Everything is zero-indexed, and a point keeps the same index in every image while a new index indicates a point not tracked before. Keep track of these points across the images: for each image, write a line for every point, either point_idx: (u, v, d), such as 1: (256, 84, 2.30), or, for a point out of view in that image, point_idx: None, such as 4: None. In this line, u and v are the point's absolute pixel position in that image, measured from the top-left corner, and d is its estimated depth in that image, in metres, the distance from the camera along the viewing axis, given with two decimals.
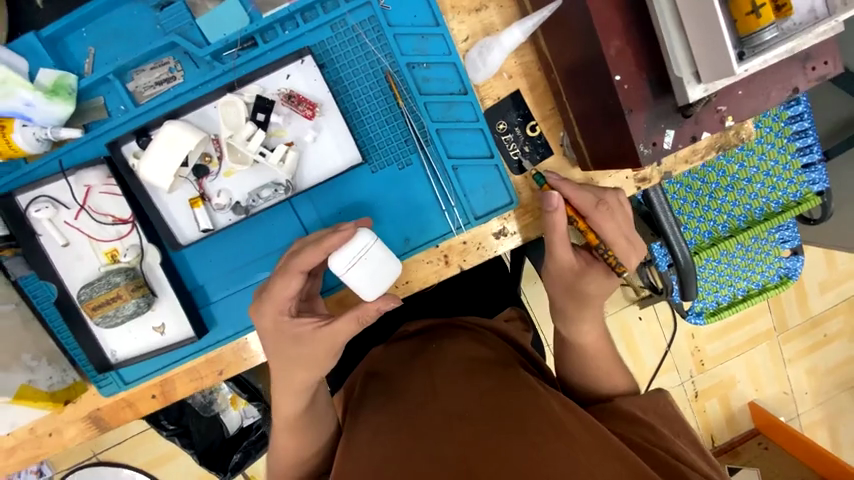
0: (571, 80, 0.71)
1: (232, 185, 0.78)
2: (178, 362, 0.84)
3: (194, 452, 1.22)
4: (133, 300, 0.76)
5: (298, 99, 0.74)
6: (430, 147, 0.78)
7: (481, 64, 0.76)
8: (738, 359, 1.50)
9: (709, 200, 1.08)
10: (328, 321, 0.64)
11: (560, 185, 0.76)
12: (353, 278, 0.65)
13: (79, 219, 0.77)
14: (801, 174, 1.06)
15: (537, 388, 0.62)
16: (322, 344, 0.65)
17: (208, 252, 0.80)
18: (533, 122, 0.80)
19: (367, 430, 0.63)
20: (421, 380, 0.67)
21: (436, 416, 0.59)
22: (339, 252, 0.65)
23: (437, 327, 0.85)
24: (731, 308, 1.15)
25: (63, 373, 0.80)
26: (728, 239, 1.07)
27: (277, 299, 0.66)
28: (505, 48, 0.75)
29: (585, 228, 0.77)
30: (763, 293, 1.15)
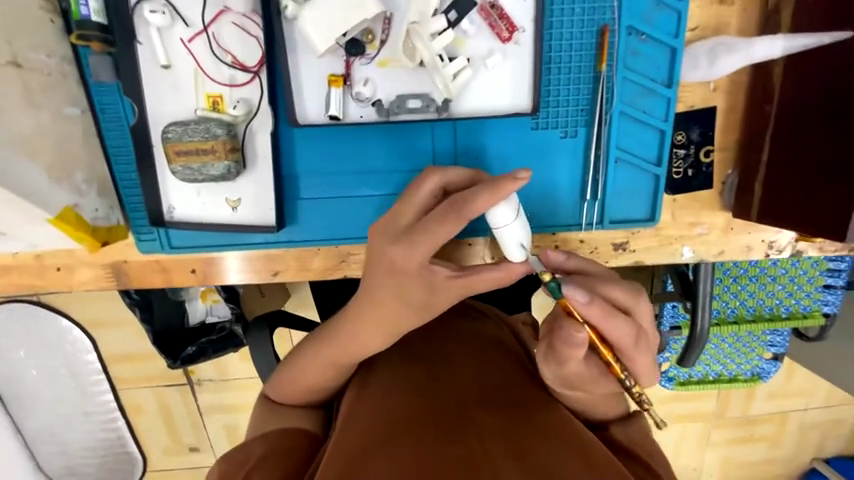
0: (786, 124, 0.66)
1: (381, 78, 0.65)
2: (238, 247, 0.74)
3: (150, 330, 1.00)
4: (226, 162, 0.65)
5: (501, 14, 0.63)
6: (604, 128, 0.69)
7: (705, 64, 0.68)
8: (683, 440, 1.46)
9: (732, 283, 1.00)
10: (463, 274, 0.57)
11: (587, 311, 0.55)
12: (511, 234, 0.58)
13: (195, 44, 0.64)
14: (819, 291, 0.98)
15: (540, 400, 0.65)
16: (441, 295, 0.58)
17: (318, 143, 0.69)
18: (711, 147, 0.74)
19: (380, 390, 0.67)
20: (443, 362, 0.71)
21: (453, 395, 0.64)
22: (505, 202, 0.56)
23: (469, 309, 0.85)
24: (698, 385, 1.15)
25: (109, 210, 0.69)
26: (731, 326, 1.00)
27: (432, 234, 0.54)
28: (749, 56, 0.66)
29: (611, 361, 0.59)
30: (732, 383, 1.14)
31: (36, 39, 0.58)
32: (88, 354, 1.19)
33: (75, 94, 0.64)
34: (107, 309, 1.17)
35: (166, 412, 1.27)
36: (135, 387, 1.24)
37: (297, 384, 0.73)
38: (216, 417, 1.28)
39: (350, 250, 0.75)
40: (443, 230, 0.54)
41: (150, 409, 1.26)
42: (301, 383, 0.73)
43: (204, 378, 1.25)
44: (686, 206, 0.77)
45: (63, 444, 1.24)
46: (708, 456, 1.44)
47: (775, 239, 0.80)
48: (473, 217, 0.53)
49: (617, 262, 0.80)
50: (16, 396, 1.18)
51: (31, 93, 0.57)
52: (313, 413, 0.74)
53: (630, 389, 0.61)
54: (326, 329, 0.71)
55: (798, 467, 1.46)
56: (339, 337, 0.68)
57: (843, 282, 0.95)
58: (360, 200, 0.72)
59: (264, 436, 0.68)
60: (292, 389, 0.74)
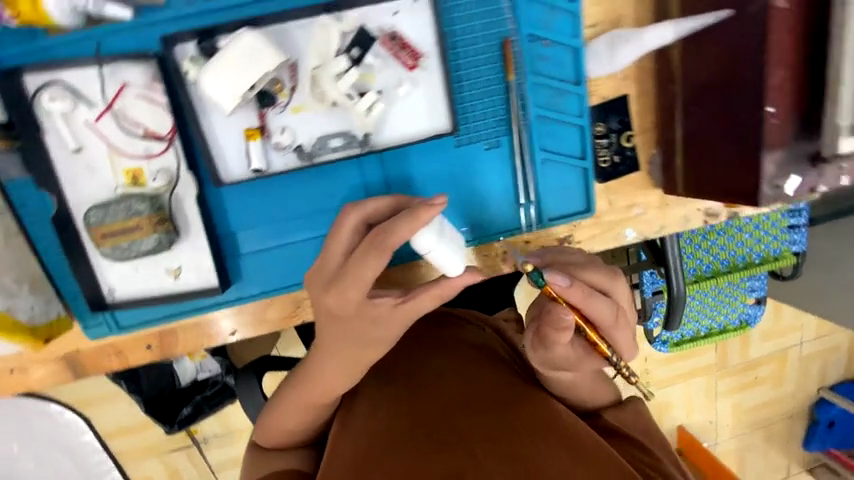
0: (691, 100, 0.68)
1: (298, 124, 0.66)
2: (189, 311, 0.73)
3: (141, 399, 1.01)
4: (155, 235, 0.64)
5: (401, 45, 0.64)
6: (525, 133, 0.71)
7: (606, 56, 0.72)
8: (684, 395, 1.44)
9: (702, 241, 1.04)
10: (408, 297, 0.59)
11: (569, 294, 0.57)
12: (438, 256, 0.59)
13: (102, 123, 0.63)
14: (785, 232, 1.03)
15: (517, 392, 0.67)
16: (391, 326, 0.59)
17: (249, 194, 0.69)
18: (631, 132, 0.76)
19: (363, 410, 0.69)
20: (419, 374, 0.71)
21: (434, 410, 0.65)
22: (427, 227, 0.58)
23: (453, 316, 0.83)
24: (693, 341, 1.17)
25: (47, 304, 0.67)
26: (709, 280, 1.05)
27: (361, 274, 0.55)
28: (643, 45, 0.70)
29: (598, 341, 0.60)
30: (724, 333, 1.17)
31: None
32: (83, 434, 1.13)
33: None
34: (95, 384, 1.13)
35: (176, 477, 1.23)
36: (139, 459, 1.20)
37: (279, 427, 0.72)
38: (229, 471, 1.25)
39: (302, 295, 0.75)
40: (375, 268, 0.54)
41: (158, 478, 1.22)
42: (276, 430, 0.73)
43: (209, 435, 1.21)
44: (619, 190, 0.79)
45: None
46: (719, 405, 1.47)
47: (710, 206, 0.82)
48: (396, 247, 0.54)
49: None
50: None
51: None
52: (300, 452, 0.74)
53: (617, 367, 0.61)
54: (296, 372, 0.71)
55: (798, 399, 1.51)
56: (303, 379, 0.68)
57: (804, 219, 1.02)
58: (302, 244, 0.72)
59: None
60: (274, 435, 0.73)
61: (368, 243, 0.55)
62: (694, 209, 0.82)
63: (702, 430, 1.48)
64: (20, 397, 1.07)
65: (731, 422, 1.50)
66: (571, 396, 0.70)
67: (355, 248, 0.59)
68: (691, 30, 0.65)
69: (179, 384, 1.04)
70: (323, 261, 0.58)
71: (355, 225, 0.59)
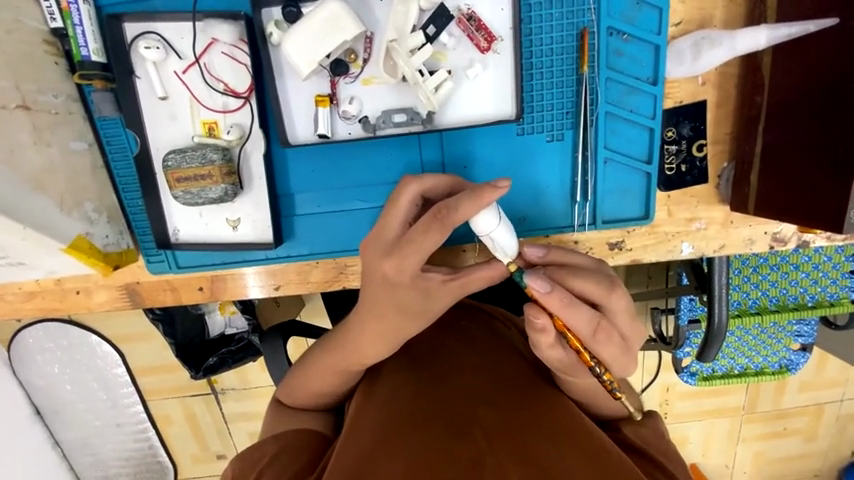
0: (778, 114, 0.64)
1: (366, 95, 0.67)
2: (242, 263, 0.77)
3: (173, 343, 1.07)
4: (223, 185, 0.68)
5: (479, 26, 0.63)
6: (591, 129, 0.69)
7: (689, 58, 0.67)
8: (698, 423, 1.46)
9: (752, 273, 0.97)
10: (457, 275, 0.60)
11: (547, 301, 0.55)
12: (494, 240, 0.59)
13: (188, 75, 0.67)
14: (847, 277, 0.95)
15: (546, 399, 0.64)
16: (431, 301, 0.61)
17: (311, 159, 0.72)
18: (703, 141, 0.72)
19: (383, 396, 0.66)
20: (445, 362, 0.70)
21: (455, 397, 0.62)
22: (487, 209, 0.57)
23: (486, 318, 0.84)
24: (724, 378, 1.10)
25: (119, 236, 0.73)
26: (752, 317, 0.96)
27: (415, 247, 0.56)
28: (734, 49, 0.66)
29: (579, 348, 0.59)
30: (757, 376, 1.10)
31: (41, 82, 0.62)
32: (117, 367, 1.23)
33: (81, 128, 0.68)
34: (135, 322, 1.21)
35: (192, 421, 1.31)
36: (162, 398, 1.29)
37: (308, 389, 0.74)
38: (240, 425, 1.31)
39: (347, 261, 0.77)
40: (431, 243, 0.55)
41: (177, 419, 1.31)
42: (301, 388, 0.75)
43: (227, 387, 1.28)
44: (681, 201, 0.75)
45: (97, 454, 1.30)
46: (740, 451, 1.50)
47: (778, 230, 0.77)
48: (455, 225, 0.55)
49: (614, 262, 0.79)
50: (53, 407, 1.23)
51: (40, 132, 0.61)
52: (321, 415, 0.75)
53: (600, 376, 0.61)
54: (332, 337, 0.73)
55: (813, 447, 1.51)
56: (337, 343, 0.70)
57: None
58: (353, 213, 0.74)
59: (276, 436, 0.68)
60: (300, 394, 0.75)
61: (428, 219, 0.55)
62: (758, 231, 0.77)
63: (717, 471, 1.53)
64: (69, 323, 1.16)
65: (749, 469, 1.53)
66: (596, 404, 0.68)
67: (411, 221, 0.61)
68: (785, 38, 0.62)
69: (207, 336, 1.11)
70: (381, 231, 0.59)
71: (413, 196, 0.60)
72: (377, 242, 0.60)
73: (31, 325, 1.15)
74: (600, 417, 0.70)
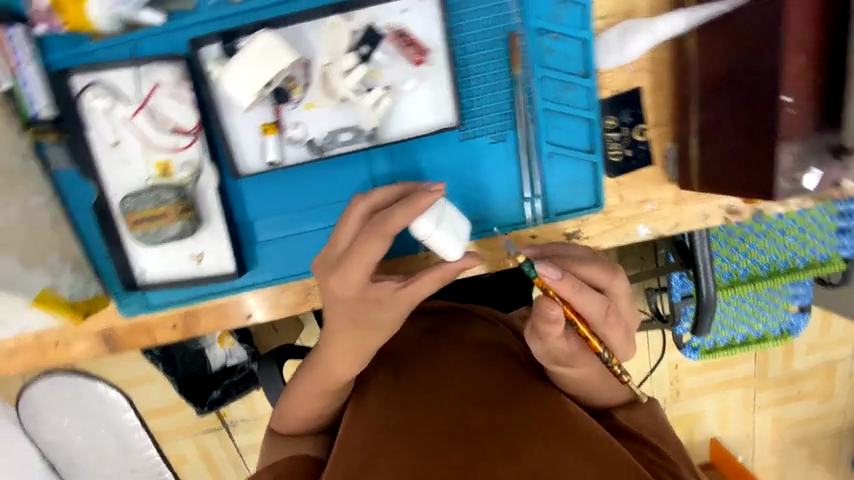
0: (711, 90, 0.64)
1: (310, 120, 0.69)
2: (209, 294, 0.79)
3: (175, 380, 1.09)
4: (179, 223, 0.69)
5: (410, 41, 0.65)
6: (532, 127, 0.72)
7: (617, 48, 0.69)
8: (712, 397, 1.46)
9: (739, 243, 0.99)
10: (412, 282, 0.63)
11: (559, 288, 0.56)
12: (437, 240, 0.64)
13: (137, 120, 0.68)
14: (833, 236, 0.98)
15: (533, 392, 0.64)
16: (393, 311, 0.63)
17: (266, 186, 0.73)
18: (644, 125, 0.74)
19: (373, 408, 0.66)
20: (425, 364, 0.70)
21: (447, 404, 0.62)
22: (425, 214, 0.62)
23: (460, 311, 0.83)
24: (728, 350, 1.11)
25: (86, 283, 0.75)
26: (745, 285, 0.98)
27: (357, 260, 0.60)
28: (654, 36, 0.67)
29: (588, 335, 0.60)
30: (749, 345, 1.11)
31: None
32: (125, 412, 1.22)
33: (40, 183, 0.70)
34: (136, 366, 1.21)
35: (207, 458, 1.31)
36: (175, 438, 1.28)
37: (294, 415, 0.74)
38: (253, 455, 1.31)
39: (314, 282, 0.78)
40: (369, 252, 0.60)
41: (192, 458, 1.30)
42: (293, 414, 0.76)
43: (237, 419, 1.28)
44: (631, 185, 0.77)
45: None
46: (758, 420, 1.50)
47: (730, 203, 0.78)
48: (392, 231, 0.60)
49: (573, 251, 0.80)
50: (66, 460, 1.22)
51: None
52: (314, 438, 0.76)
53: (608, 362, 0.62)
54: (310, 359, 0.73)
55: (830, 408, 1.51)
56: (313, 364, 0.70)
57: None
58: (312, 234, 0.76)
59: (271, 466, 0.69)
60: (290, 422, 0.74)
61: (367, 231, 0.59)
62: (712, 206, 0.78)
63: (740, 445, 1.52)
64: (74, 374, 1.16)
65: (771, 439, 1.52)
66: (580, 396, 0.67)
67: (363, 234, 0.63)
68: (704, 19, 0.63)
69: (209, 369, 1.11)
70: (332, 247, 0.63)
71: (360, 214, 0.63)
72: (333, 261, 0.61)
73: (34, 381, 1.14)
74: (593, 408, 0.69)
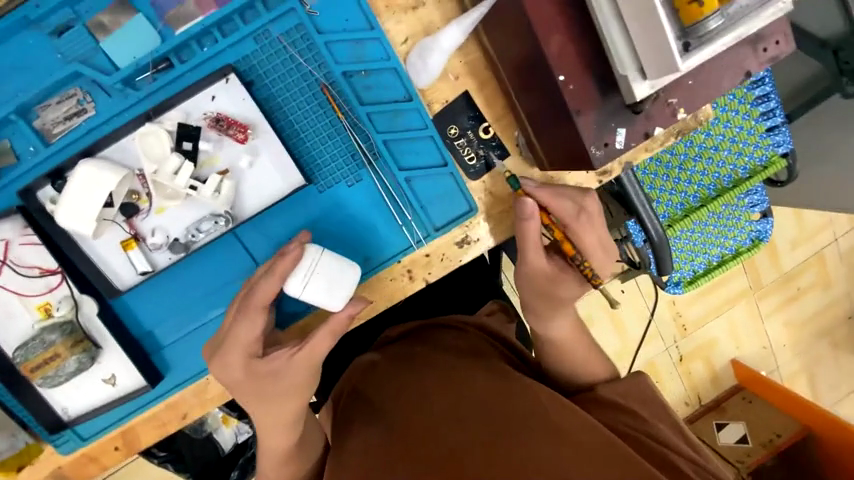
0: (521, 77, 0.68)
1: (167, 221, 0.71)
2: (137, 410, 0.79)
3: (189, 476, 1.10)
4: (74, 357, 0.71)
5: (229, 123, 0.68)
6: (379, 161, 0.74)
7: (422, 68, 0.72)
8: (718, 321, 1.48)
9: (680, 173, 1.03)
10: (300, 347, 0.69)
11: (538, 192, 0.74)
12: (312, 294, 0.68)
13: (3, 275, 0.70)
14: (766, 137, 1.01)
15: (510, 391, 0.67)
16: (302, 366, 0.70)
17: (151, 295, 0.74)
18: (486, 123, 0.77)
19: (355, 452, 0.67)
20: (394, 392, 0.72)
21: (423, 426, 0.64)
22: (294, 274, 0.68)
23: (419, 330, 0.88)
24: (707, 274, 1.13)
25: (12, 438, 0.77)
26: (700, 209, 1.03)
27: (242, 342, 0.69)
28: (444, 50, 0.71)
29: (563, 238, 0.76)
30: (722, 267, 1.12)
31: None
32: None
33: None
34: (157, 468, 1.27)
35: None
36: None
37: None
38: None
39: None
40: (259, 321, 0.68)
41: None
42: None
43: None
44: (499, 179, 0.78)
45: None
46: (769, 327, 1.52)
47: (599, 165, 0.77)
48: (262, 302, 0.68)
49: (469, 256, 0.82)
50: None
51: None
52: None
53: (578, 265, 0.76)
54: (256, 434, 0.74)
55: (828, 294, 1.54)
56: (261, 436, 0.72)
57: (781, 119, 0.99)
58: (211, 324, 0.76)
59: None
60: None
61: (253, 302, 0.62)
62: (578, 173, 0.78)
63: (761, 357, 1.53)
64: None
65: (788, 341, 1.53)
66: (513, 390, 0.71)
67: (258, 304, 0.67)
68: (472, 25, 0.70)
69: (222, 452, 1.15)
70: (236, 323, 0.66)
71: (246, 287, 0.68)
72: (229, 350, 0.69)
73: None
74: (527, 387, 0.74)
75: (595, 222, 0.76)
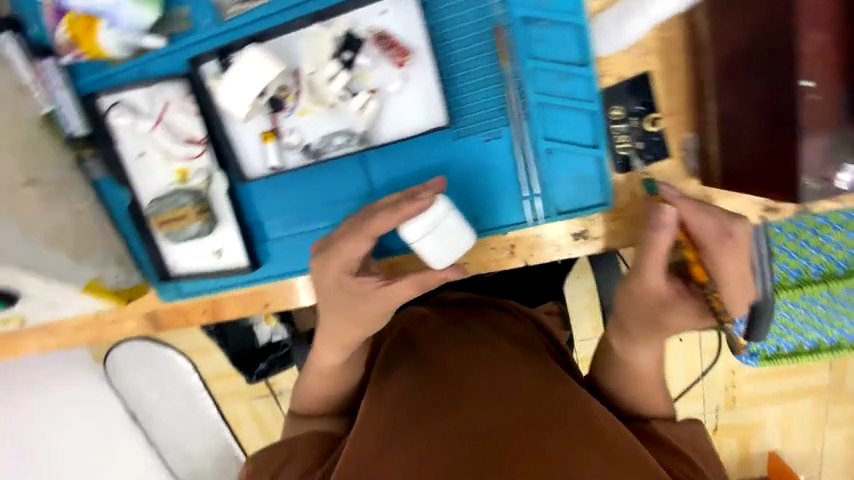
0: (732, 71, 0.58)
1: (305, 126, 0.72)
2: (231, 286, 0.86)
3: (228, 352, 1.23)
4: (197, 223, 0.77)
5: (390, 43, 0.65)
6: (527, 123, 0.68)
7: (615, 32, 0.64)
8: (773, 408, 1.30)
9: (811, 237, 0.86)
10: (387, 283, 0.69)
11: (678, 202, 0.64)
12: (425, 245, 0.66)
13: (155, 132, 0.75)
14: None
15: (560, 392, 0.62)
16: (379, 303, 0.70)
17: (274, 190, 0.79)
18: (657, 114, 0.67)
19: (394, 395, 0.66)
20: (444, 354, 0.69)
21: (466, 394, 0.61)
22: (415, 219, 0.65)
23: (475, 302, 0.84)
24: (795, 357, 0.95)
25: (128, 274, 0.84)
26: (817, 285, 0.87)
27: (345, 256, 0.68)
28: (653, 17, 0.62)
29: (695, 260, 0.67)
30: (815, 354, 0.94)
31: (46, 160, 0.74)
32: (192, 378, 1.35)
33: (84, 192, 0.79)
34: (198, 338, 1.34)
35: (260, 420, 1.39)
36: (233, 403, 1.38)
37: (311, 393, 0.80)
38: None
39: None
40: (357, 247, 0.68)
41: (246, 420, 1.39)
42: (310, 394, 0.80)
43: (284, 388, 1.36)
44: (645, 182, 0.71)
45: None
46: (829, 436, 1.31)
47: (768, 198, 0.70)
48: (375, 233, 0.66)
49: (579, 253, 0.75)
50: None
51: (49, 202, 0.73)
52: (332, 419, 0.79)
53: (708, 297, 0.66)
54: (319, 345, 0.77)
55: None
56: (326, 343, 0.76)
57: None
58: (315, 234, 0.79)
59: (290, 440, 0.74)
60: (306, 401, 0.80)
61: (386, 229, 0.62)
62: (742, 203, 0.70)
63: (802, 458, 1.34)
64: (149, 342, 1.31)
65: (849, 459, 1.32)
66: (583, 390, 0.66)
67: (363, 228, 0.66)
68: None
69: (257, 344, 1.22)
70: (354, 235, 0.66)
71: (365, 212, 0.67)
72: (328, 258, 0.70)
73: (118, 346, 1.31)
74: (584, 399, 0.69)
75: (741, 254, 0.63)
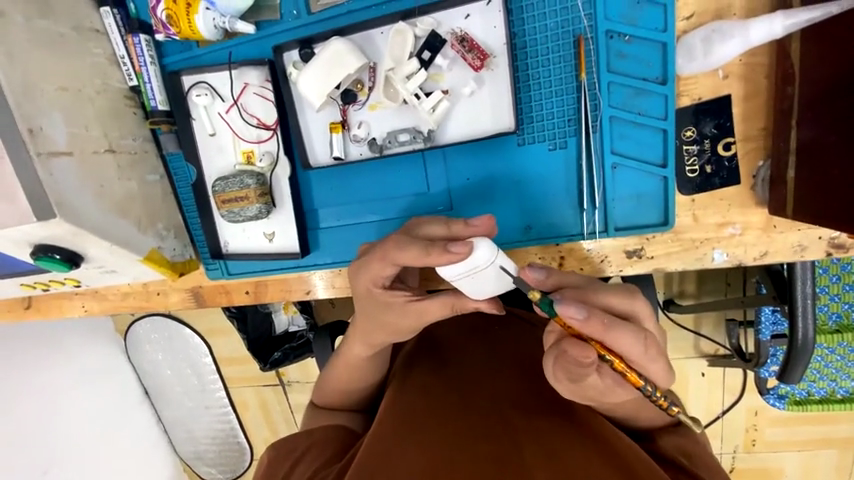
0: (815, 99, 0.57)
1: (373, 119, 0.74)
2: (276, 270, 0.86)
3: (246, 339, 1.17)
4: (257, 204, 0.79)
5: (471, 47, 0.67)
6: (595, 134, 0.68)
7: (701, 53, 0.65)
8: (795, 454, 1.24)
9: None
10: (418, 299, 0.63)
11: (586, 327, 0.49)
12: (465, 282, 0.58)
13: (230, 114, 0.80)
14: None
15: (580, 411, 0.59)
16: (410, 317, 0.64)
17: (331, 179, 0.80)
18: (731, 139, 0.67)
19: (416, 389, 0.64)
20: (464, 365, 0.67)
21: (489, 400, 0.59)
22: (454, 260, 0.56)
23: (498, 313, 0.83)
24: (822, 404, 0.92)
25: (183, 248, 0.87)
26: None
27: (374, 272, 0.65)
28: (747, 41, 0.62)
29: (623, 370, 0.51)
30: (846, 404, 0.90)
31: (123, 129, 0.78)
32: (205, 357, 1.39)
33: (155, 164, 0.83)
34: (219, 318, 1.37)
35: (265, 409, 1.42)
36: (241, 386, 1.42)
37: (335, 387, 0.76)
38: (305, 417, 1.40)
39: None
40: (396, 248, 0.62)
41: (253, 406, 1.42)
42: (333, 389, 0.76)
43: (292, 379, 1.38)
44: (708, 205, 0.70)
45: (191, 431, 1.44)
46: None
47: (837, 235, 0.68)
48: (399, 261, 0.62)
49: (633, 271, 0.74)
50: (158, 389, 1.42)
51: (122, 170, 0.76)
52: (354, 414, 0.75)
53: (650, 395, 0.53)
54: None
55: None
56: (357, 342, 0.71)
57: None
58: (365, 226, 0.80)
59: (309, 431, 0.69)
60: (330, 394, 0.77)
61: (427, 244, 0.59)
62: (809, 236, 0.69)
63: None
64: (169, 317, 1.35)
65: None
66: (630, 416, 0.61)
67: (415, 225, 0.65)
68: (806, 22, 0.57)
69: (274, 332, 1.21)
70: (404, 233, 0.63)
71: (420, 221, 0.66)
72: (368, 262, 0.65)
73: (149, 316, 1.36)
74: (631, 426, 0.62)
75: None
